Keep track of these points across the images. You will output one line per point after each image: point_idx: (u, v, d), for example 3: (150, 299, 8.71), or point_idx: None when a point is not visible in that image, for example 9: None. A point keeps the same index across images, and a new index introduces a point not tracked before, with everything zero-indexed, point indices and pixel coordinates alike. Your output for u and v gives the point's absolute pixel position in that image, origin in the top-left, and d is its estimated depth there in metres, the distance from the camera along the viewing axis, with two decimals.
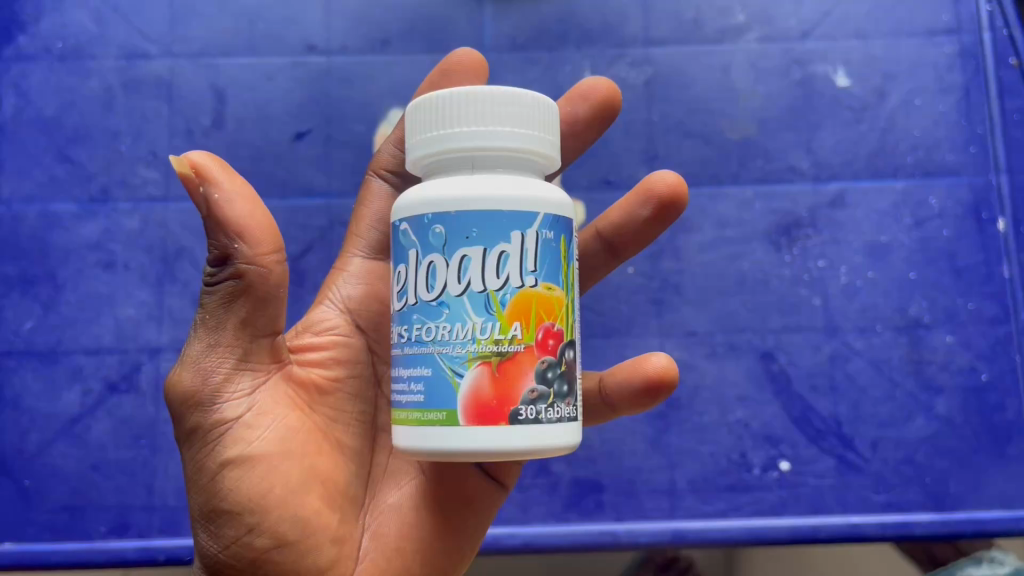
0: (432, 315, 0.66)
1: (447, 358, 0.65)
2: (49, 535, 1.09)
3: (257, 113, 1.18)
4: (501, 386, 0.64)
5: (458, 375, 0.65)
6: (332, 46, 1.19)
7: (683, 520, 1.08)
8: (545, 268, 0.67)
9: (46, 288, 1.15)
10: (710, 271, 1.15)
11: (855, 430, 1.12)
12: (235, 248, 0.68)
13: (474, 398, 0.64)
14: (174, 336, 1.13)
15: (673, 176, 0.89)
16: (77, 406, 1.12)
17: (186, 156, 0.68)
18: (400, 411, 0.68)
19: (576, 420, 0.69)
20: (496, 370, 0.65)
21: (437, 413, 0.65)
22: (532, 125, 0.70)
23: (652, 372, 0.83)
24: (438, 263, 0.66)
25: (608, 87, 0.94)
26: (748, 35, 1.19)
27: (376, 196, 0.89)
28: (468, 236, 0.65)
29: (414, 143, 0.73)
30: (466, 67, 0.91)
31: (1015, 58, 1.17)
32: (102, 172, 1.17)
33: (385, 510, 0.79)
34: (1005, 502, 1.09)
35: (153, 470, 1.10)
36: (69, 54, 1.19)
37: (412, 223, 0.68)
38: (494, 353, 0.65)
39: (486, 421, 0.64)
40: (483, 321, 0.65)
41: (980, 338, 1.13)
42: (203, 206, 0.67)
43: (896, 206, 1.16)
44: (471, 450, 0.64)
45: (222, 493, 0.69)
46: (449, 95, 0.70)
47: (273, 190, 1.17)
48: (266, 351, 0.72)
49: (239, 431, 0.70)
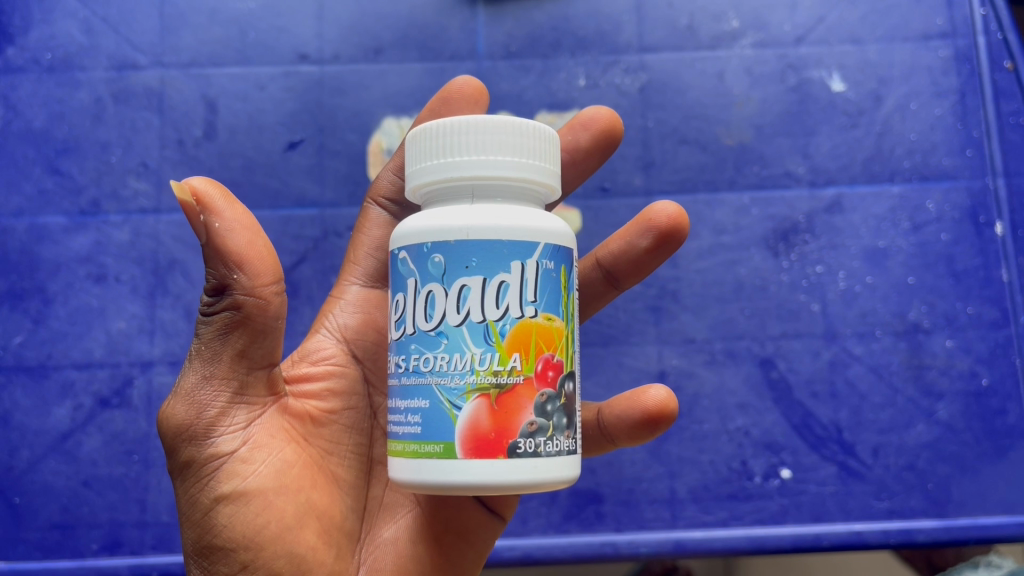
0: (430, 345, 0.65)
1: (445, 390, 0.64)
2: (39, 554, 1.07)
3: (249, 122, 1.17)
4: (499, 418, 0.63)
5: (456, 408, 0.63)
6: (324, 55, 1.18)
7: (684, 530, 1.08)
8: (546, 298, 0.66)
9: (36, 302, 1.13)
10: (707, 278, 1.14)
11: (856, 436, 1.11)
12: (233, 278, 0.66)
13: (473, 430, 0.63)
14: (166, 349, 1.12)
15: (674, 207, 0.88)
16: (68, 421, 1.11)
17: (187, 182, 0.66)
18: (397, 442, 0.67)
19: (575, 453, 0.67)
20: (495, 402, 0.63)
21: (435, 446, 0.64)
22: (528, 153, 0.69)
23: (650, 406, 0.82)
24: (437, 292, 0.65)
25: (610, 116, 0.93)
26: (743, 41, 1.19)
27: (374, 223, 0.89)
28: (468, 265, 0.64)
29: (411, 174, 0.72)
30: (465, 96, 0.90)
31: (1009, 61, 1.17)
32: (92, 183, 1.16)
33: (382, 544, 0.78)
34: (1008, 508, 1.08)
35: (146, 487, 1.09)
36: (57, 66, 1.18)
37: (410, 251, 0.66)
38: (493, 385, 0.64)
39: (484, 454, 0.63)
40: (482, 352, 0.64)
41: (980, 342, 1.12)
42: (203, 233, 0.66)
43: (893, 211, 1.16)
44: (468, 484, 0.63)
45: (215, 530, 0.68)
46: (443, 125, 0.69)
47: (265, 200, 1.15)
48: (263, 383, 0.71)
49: (233, 466, 0.69)
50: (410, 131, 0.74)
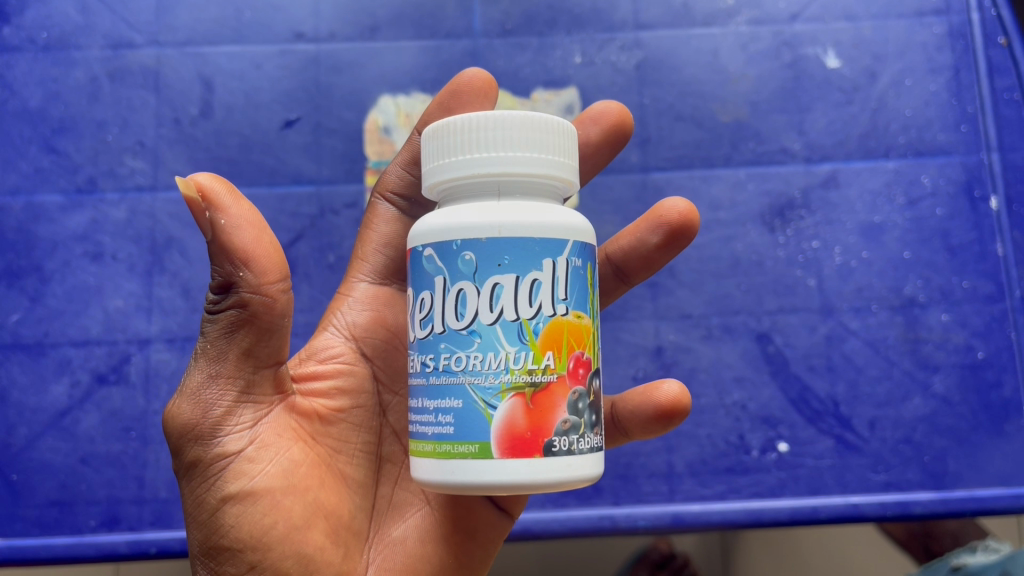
0: (462, 344, 0.64)
1: (479, 390, 0.64)
2: (37, 530, 1.07)
3: (246, 100, 1.17)
4: (535, 417, 0.63)
5: (491, 407, 0.63)
6: (320, 34, 1.18)
7: (682, 503, 1.08)
8: (575, 295, 0.66)
9: (33, 280, 1.13)
10: (704, 254, 1.15)
11: (853, 410, 1.11)
12: (239, 276, 0.66)
13: (509, 429, 0.63)
14: (164, 327, 1.12)
15: (684, 204, 0.88)
16: (66, 398, 1.11)
17: (192, 177, 0.66)
18: (425, 443, 0.66)
19: (602, 450, 0.68)
20: (531, 401, 0.63)
21: (469, 446, 0.63)
22: (549, 149, 0.69)
23: (664, 401, 0.82)
24: (468, 290, 0.64)
25: (620, 110, 0.93)
26: (738, 19, 1.19)
27: (382, 219, 0.89)
28: (500, 262, 0.64)
29: (429, 170, 0.71)
30: (473, 88, 0.88)
31: (1003, 37, 1.18)
32: (89, 162, 1.16)
33: (391, 544, 0.78)
34: (1005, 480, 1.08)
35: (144, 463, 1.09)
36: (53, 45, 1.18)
37: (437, 248, 0.66)
38: (528, 385, 0.64)
39: (520, 453, 0.63)
40: (516, 351, 0.64)
41: (975, 316, 1.13)
42: (208, 230, 0.66)
43: (889, 186, 1.16)
44: (506, 484, 0.62)
45: (222, 530, 0.68)
46: (464, 122, 0.69)
47: (261, 178, 1.15)
48: (269, 382, 0.71)
49: (240, 466, 0.69)
50: (426, 128, 0.73)
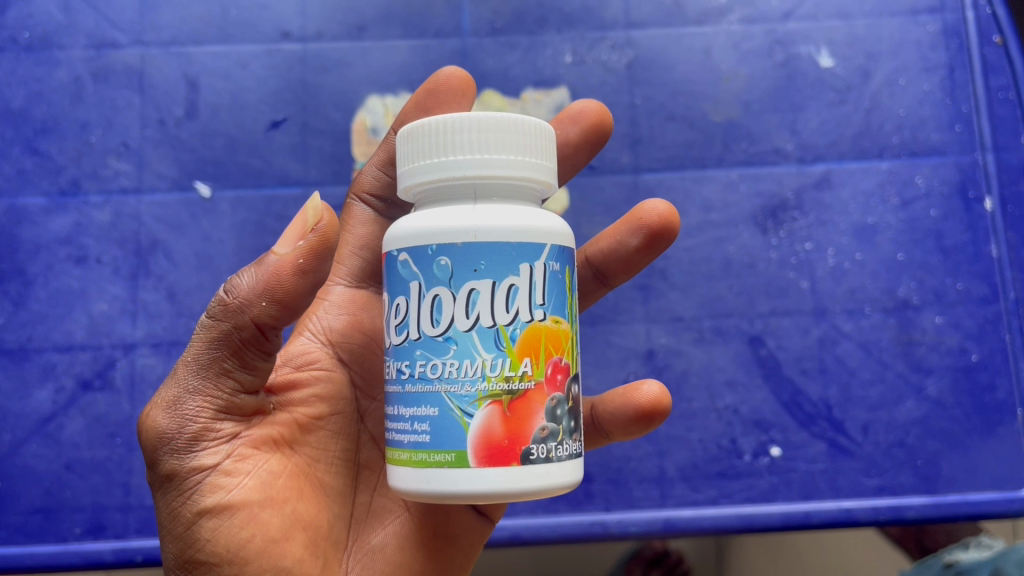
0: (438, 351, 0.63)
1: (455, 398, 0.62)
2: (22, 538, 1.06)
3: (232, 101, 1.15)
4: (512, 425, 0.62)
5: (467, 415, 0.62)
6: (307, 32, 1.16)
7: (674, 509, 1.07)
8: (553, 300, 0.65)
9: (16, 284, 1.12)
10: (695, 256, 1.13)
11: (845, 413, 1.10)
12: (263, 309, 0.66)
13: (486, 437, 0.62)
14: (149, 331, 1.11)
15: (664, 205, 0.87)
16: (50, 404, 1.09)
17: (327, 212, 0.69)
18: (402, 451, 0.65)
19: (581, 456, 0.67)
20: (507, 409, 0.62)
21: (446, 455, 0.62)
22: (525, 150, 0.68)
23: (644, 402, 0.82)
24: (444, 296, 0.63)
25: (599, 109, 0.93)
26: (730, 17, 1.18)
27: (359, 221, 0.88)
28: (476, 268, 0.62)
29: (405, 172, 0.70)
30: (452, 87, 0.88)
31: (998, 36, 1.16)
32: (72, 163, 1.14)
33: (371, 552, 0.77)
34: (998, 484, 1.08)
35: (130, 469, 1.07)
36: (35, 45, 1.16)
37: (412, 253, 0.64)
38: (505, 392, 0.62)
39: (497, 461, 0.62)
40: (493, 357, 0.63)
41: (969, 318, 1.12)
42: (290, 260, 0.67)
43: (882, 186, 1.15)
44: (482, 493, 0.61)
45: (199, 544, 0.67)
46: (438, 124, 0.67)
47: (247, 179, 1.14)
48: (248, 396, 0.70)
49: (217, 479, 0.68)
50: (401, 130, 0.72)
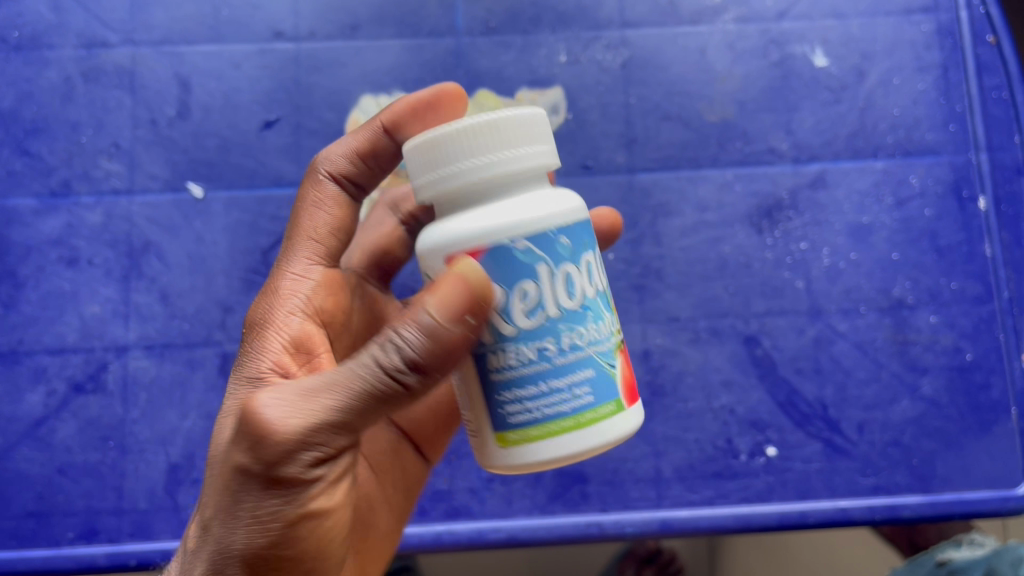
0: (578, 319, 0.64)
1: (602, 353, 0.64)
2: (14, 543, 1.05)
3: (224, 101, 1.14)
4: (627, 367, 0.68)
5: (613, 366, 0.65)
6: (299, 32, 1.16)
7: (670, 509, 1.07)
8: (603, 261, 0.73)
9: (7, 286, 1.11)
10: (691, 256, 1.13)
11: (841, 413, 1.10)
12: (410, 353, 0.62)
13: (625, 380, 0.66)
14: (142, 334, 1.10)
15: (610, 213, 0.99)
16: (41, 407, 1.08)
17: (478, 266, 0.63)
18: (564, 420, 0.62)
19: None
20: (623, 353, 0.68)
21: (609, 405, 0.64)
22: (540, 139, 0.68)
23: None
24: (572, 271, 0.64)
25: None
26: (725, 16, 1.18)
27: (330, 202, 0.85)
28: (585, 242, 0.66)
29: (424, 189, 0.67)
30: (449, 100, 0.87)
31: (991, 36, 1.17)
32: (63, 164, 1.13)
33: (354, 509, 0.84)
34: (991, 483, 1.08)
35: (123, 473, 1.07)
36: (24, 44, 1.15)
37: (527, 242, 0.62)
38: (620, 340, 0.68)
39: (631, 400, 0.67)
40: (608, 313, 0.67)
41: (964, 318, 1.12)
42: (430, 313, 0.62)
43: (877, 186, 1.15)
44: (631, 429, 0.66)
45: (295, 546, 0.65)
46: (454, 133, 0.65)
47: (240, 180, 1.13)
48: None
49: (323, 488, 0.64)
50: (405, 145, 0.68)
